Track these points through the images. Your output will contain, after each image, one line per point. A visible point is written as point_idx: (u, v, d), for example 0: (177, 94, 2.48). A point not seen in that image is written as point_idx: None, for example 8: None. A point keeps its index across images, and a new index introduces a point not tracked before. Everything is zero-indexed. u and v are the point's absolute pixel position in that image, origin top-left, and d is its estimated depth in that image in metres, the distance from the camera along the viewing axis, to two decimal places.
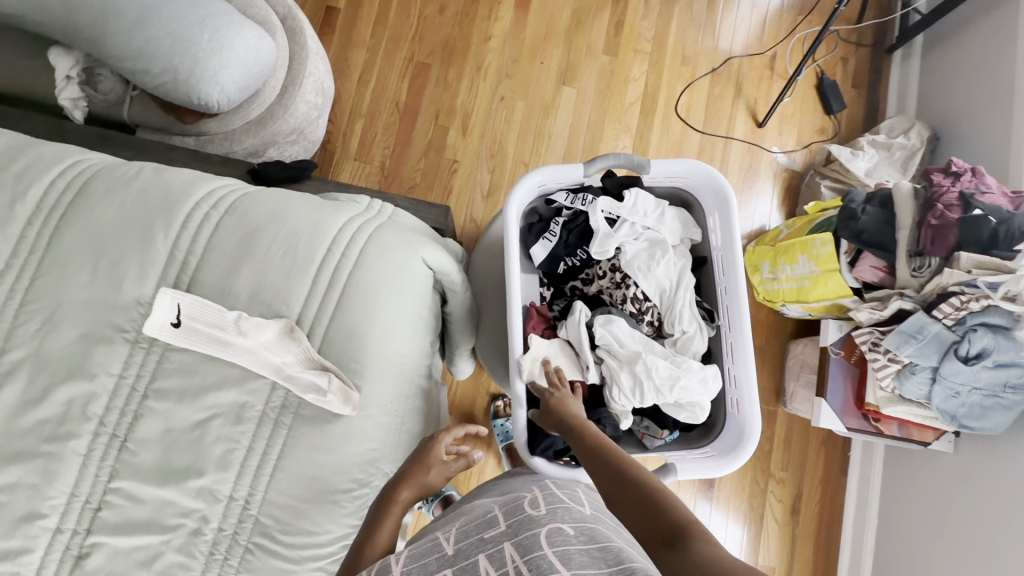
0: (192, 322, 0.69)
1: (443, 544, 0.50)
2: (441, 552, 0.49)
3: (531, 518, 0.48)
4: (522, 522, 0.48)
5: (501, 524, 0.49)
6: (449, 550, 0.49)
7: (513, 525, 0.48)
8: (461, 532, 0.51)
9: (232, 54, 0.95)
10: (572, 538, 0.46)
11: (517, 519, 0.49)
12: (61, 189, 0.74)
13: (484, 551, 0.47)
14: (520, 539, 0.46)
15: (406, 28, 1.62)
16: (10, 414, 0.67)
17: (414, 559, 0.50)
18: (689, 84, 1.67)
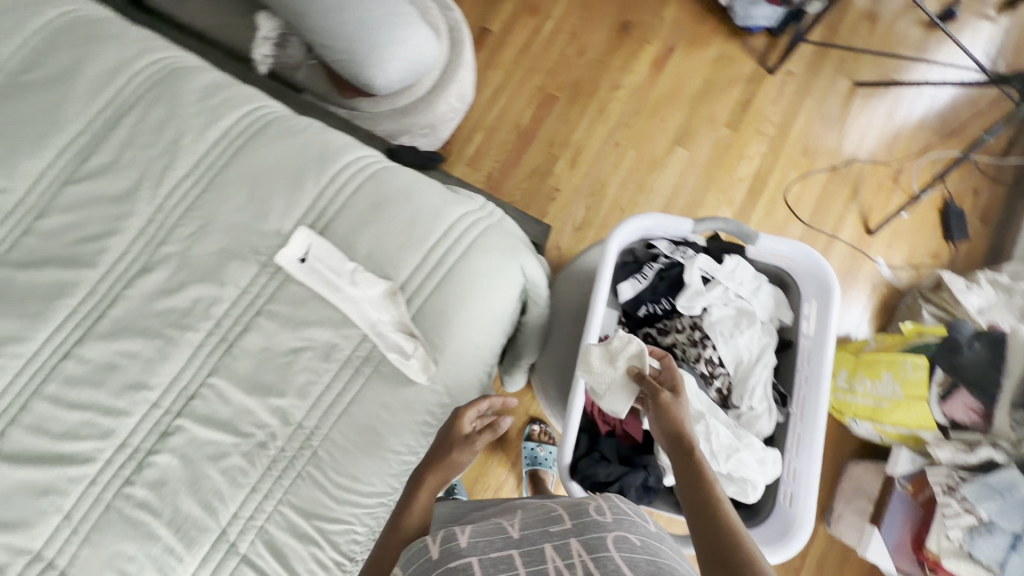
0: (315, 262, 0.78)
1: (509, 527, 0.59)
2: (508, 534, 0.57)
3: (596, 522, 0.55)
4: (588, 524, 0.55)
5: (566, 522, 0.57)
6: (516, 533, 0.57)
7: (577, 525, 0.56)
8: (527, 522, 0.59)
9: (403, 47, 1.09)
10: (636, 547, 0.52)
11: (581, 521, 0.56)
12: (245, 123, 0.85)
13: (550, 540, 0.54)
14: (587, 537, 0.53)
15: (546, 61, 1.74)
16: (149, 295, 0.78)
17: (482, 533, 0.58)
18: (804, 175, 1.66)
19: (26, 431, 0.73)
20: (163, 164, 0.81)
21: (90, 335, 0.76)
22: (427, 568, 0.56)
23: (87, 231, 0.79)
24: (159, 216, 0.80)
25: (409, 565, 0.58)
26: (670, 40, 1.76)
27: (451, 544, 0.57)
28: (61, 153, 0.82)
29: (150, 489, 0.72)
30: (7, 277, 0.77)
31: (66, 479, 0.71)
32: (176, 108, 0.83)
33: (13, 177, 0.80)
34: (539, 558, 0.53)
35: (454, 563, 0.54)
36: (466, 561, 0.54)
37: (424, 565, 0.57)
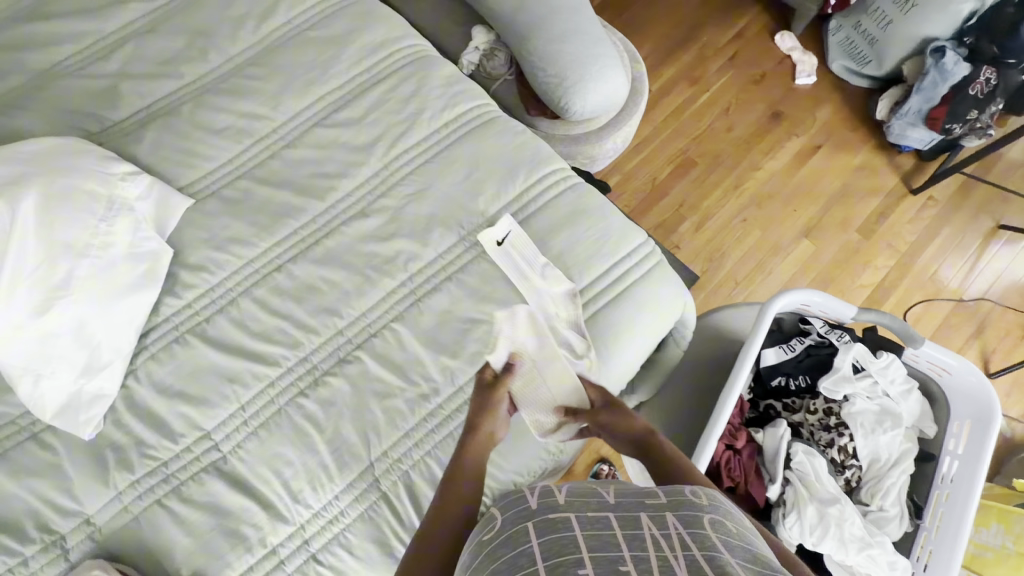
0: (511, 248, 0.85)
1: (603, 491, 0.54)
2: (603, 497, 0.52)
3: (691, 503, 0.51)
4: (684, 503, 0.51)
5: (661, 498, 0.53)
6: (611, 499, 0.52)
7: (672, 501, 0.52)
8: (621, 491, 0.54)
9: (604, 85, 1.20)
10: (733, 536, 0.48)
11: (677, 499, 0.52)
12: (474, 114, 0.96)
13: (647, 511, 0.49)
14: (682, 512, 0.49)
15: (693, 128, 1.83)
16: (360, 236, 0.86)
17: (578, 493, 0.53)
18: (928, 299, 1.64)
19: (229, 322, 0.81)
20: (401, 131, 0.92)
21: (302, 256, 0.85)
22: (520, 515, 0.51)
23: (324, 169, 0.90)
24: (385, 173, 0.91)
25: (505, 512, 0.53)
26: (818, 139, 1.82)
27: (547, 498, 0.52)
28: (319, 100, 0.95)
29: (319, 405, 0.77)
30: (250, 189, 0.89)
31: (252, 374, 0.78)
32: (423, 89, 0.96)
33: (278, 110, 0.93)
34: (636, 525, 0.48)
35: (549, 513, 0.49)
36: (563, 514, 0.49)
37: (516, 512, 0.52)
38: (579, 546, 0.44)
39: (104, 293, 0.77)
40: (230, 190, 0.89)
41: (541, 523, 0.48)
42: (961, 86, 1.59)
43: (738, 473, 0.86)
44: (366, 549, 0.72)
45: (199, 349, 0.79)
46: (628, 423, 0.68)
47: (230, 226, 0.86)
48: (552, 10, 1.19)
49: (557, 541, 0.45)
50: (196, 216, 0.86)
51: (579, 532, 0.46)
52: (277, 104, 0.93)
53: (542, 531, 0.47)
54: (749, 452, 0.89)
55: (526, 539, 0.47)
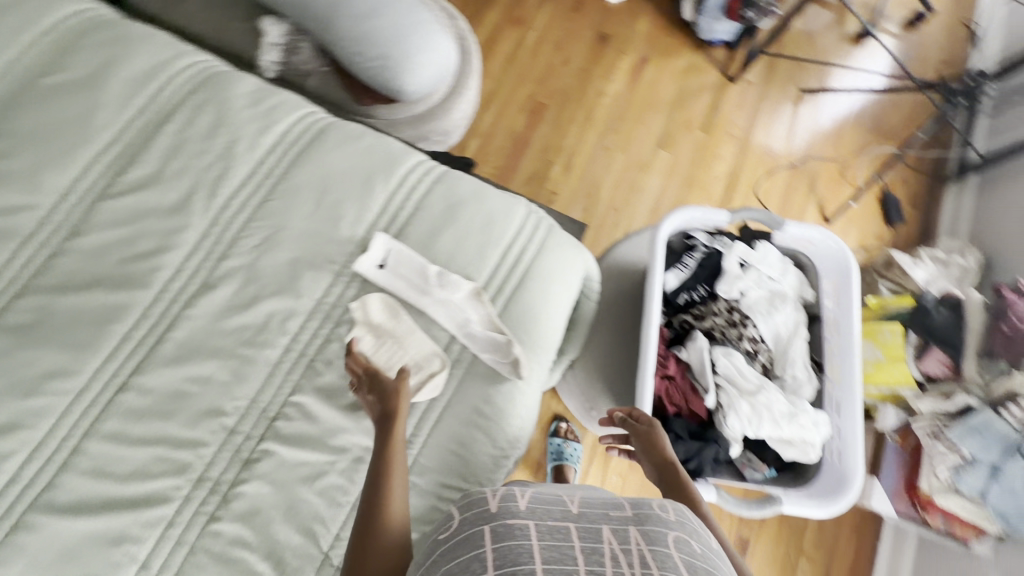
0: (396, 267, 0.76)
1: (570, 501, 0.57)
2: (568, 506, 0.55)
3: (657, 517, 0.55)
4: (649, 518, 0.54)
5: (627, 510, 0.56)
6: (574, 508, 0.55)
7: (638, 515, 0.55)
8: (586, 499, 0.57)
9: (431, 53, 1.09)
10: (694, 557, 0.51)
11: (643, 513, 0.55)
12: (299, 128, 0.82)
13: (609, 523, 0.53)
14: (646, 529, 0.52)
15: (531, 70, 1.80)
16: (215, 313, 0.72)
17: (541, 501, 0.56)
18: (769, 172, 1.85)
19: (83, 475, 0.64)
20: (216, 174, 0.76)
21: (150, 362, 0.69)
22: (477, 519, 0.53)
23: (136, 249, 0.73)
24: (216, 229, 0.75)
25: (464, 514, 0.56)
26: (644, 51, 1.89)
27: (507, 503, 0.54)
28: (95, 166, 0.75)
29: (243, 519, 0.66)
30: (44, 305, 0.69)
31: (141, 522, 0.64)
32: (225, 116, 0.79)
33: (44, 195, 0.72)
34: (596, 536, 0.51)
35: (508, 518, 0.52)
36: (523, 523, 0.51)
37: (474, 514, 0.55)
38: (534, 558, 0.48)
39: None
40: (15, 316, 0.68)
41: (500, 530, 0.51)
42: None
43: (676, 395, 0.94)
44: None
45: (54, 523, 0.62)
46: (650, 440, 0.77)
47: (34, 360, 0.67)
48: None
49: (511, 552, 0.48)
50: None
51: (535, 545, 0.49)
52: (37, 188, 0.72)
53: (498, 538, 0.50)
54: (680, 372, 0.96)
55: (483, 543, 0.50)
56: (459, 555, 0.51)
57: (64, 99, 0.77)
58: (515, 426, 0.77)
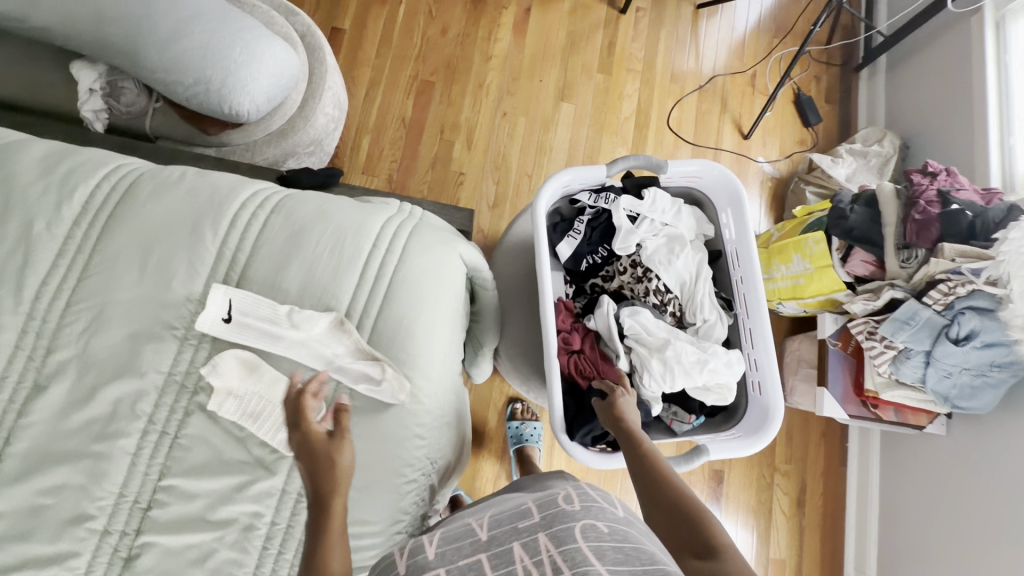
0: (242, 317, 0.70)
1: (478, 528, 0.57)
2: (476, 537, 0.55)
3: (564, 512, 0.55)
4: (555, 514, 0.54)
5: (535, 516, 0.56)
6: (483, 535, 0.56)
7: (547, 518, 0.55)
8: (496, 519, 0.58)
9: (263, 64, 0.98)
10: (605, 535, 0.52)
11: (550, 512, 0.55)
12: (105, 190, 0.74)
13: (517, 538, 0.53)
14: (553, 530, 0.52)
15: (410, 47, 1.68)
16: (57, 414, 0.67)
17: (450, 540, 0.56)
18: (679, 99, 1.78)
19: None
20: (19, 264, 0.69)
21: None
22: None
23: None
24: (34, 324, 0.68)
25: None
26: (525, 1, 1.77)
27: (418, 556, 0.54)
28: None
29: None
30: None
31: None
32: (16, 196, 0.71)
33: None
34: (508, 559, 0.51)
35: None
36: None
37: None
38: None
39: None
40: None
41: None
42: None
43: (587, 366, 0.91)
44: None
45: None
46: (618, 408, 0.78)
47: None
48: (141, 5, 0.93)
49: None
50: None
51: None
52: None
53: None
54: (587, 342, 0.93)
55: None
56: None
57: None
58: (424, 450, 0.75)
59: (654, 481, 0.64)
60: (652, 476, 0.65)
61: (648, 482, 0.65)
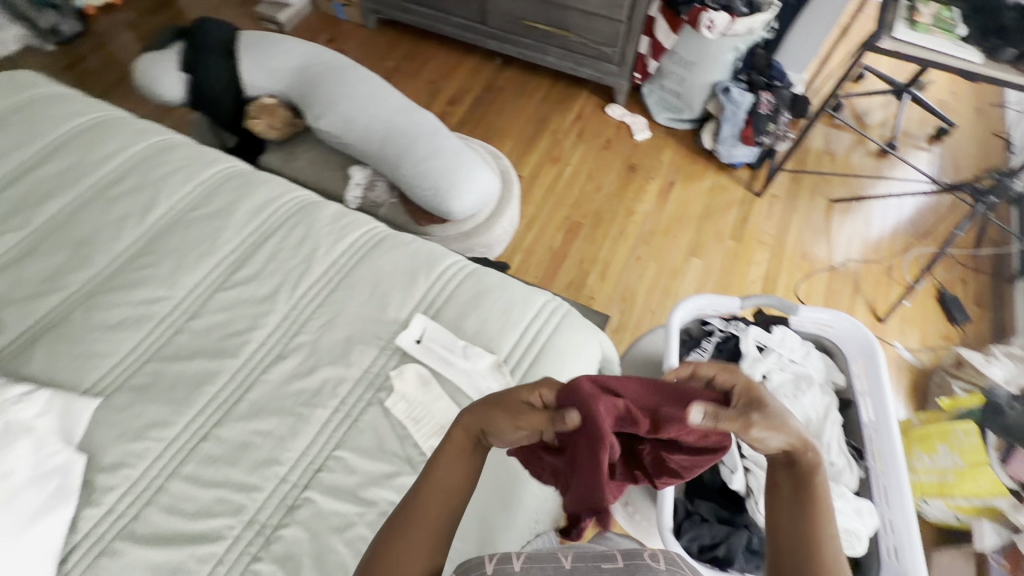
0: (430, 341, 0.91)
1: (562, 555, 0.54)
2: (558, 563, 0.52)
3: (648, 566, 0.51)
4: (639, 566, 0.51)
5: (617, 560, 0.52)
6: (567, 563, 0.53)
7: (629, 564, 0.51)
8: (580, 552, 0.55)
9: (475, 184, 1.37)
10: None
11: (633, 561, 0.51)
12: (363, 239, 1.06)
13: (601, 574, 0.50)
14: None
15: (569, 196, 2.08)
16: (282, 379, 0.88)
17: (536, 559, 0.54)
18: (808, 275, 1.88)
19: (161, 511, 0.77)
20: (300, 272, 0.99)
21: (228, 417, 0.85)
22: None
23: (231, 328, 0.93)
24: (294, 313, 0.95)
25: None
26: (670, 176, 2.13)
27: (502, 564, 0.52)
28: (216, 269, 1.00)
29: (278, 566, 0.73)
30: (158, 370, 0.89)
31: (195, 559, 0.73)
32: (311, 231, 1.05)
33: (178, 288, 0.97)
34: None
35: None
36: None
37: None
38: None
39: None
40: (137, 378, 0.88)
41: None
42: (753, 109, 1.97)
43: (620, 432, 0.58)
44: None
45: (135, 551, 0.74)
46: (777, 424, 0.53)
47: (144, 412, 0.84)
48: (413, 138, 1.39)
49: None
50: (102, 414, 0.84)
51: None
52: (175, 284, 0.97)
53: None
54: (597, 410, 0.54)
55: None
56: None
57: (201, 222, 1.05)
58: (538, 501, 0.85)
59: (814, 563, 0.49)
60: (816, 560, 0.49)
61: (804, 560, 0.50)
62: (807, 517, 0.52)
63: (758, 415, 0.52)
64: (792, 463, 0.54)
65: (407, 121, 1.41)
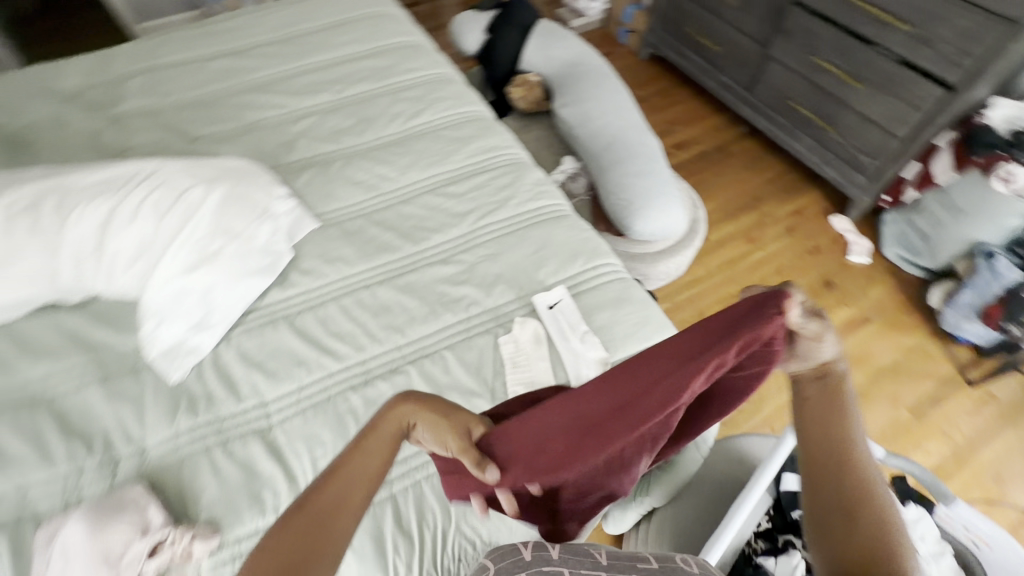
0: (560, 313, 0.98)
1: (597, 552, 0.63)
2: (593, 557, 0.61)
3: (681, 568, 0.61)
4: (672, 566, 0.61)
5: (652, 562, 0.62)
6: (602, 559, 0.62)
7: (662, 566, 0.61)
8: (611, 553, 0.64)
9: (663, 215, 1.41)
10: None
11: (666, 564, 0.61)
12: (550, 209, 1.17)
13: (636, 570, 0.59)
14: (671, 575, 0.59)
15: (744, 278, 1.97)
16: (436, 277, 1.03)
17: (569, 552, 0.64)
18: (989, 501, 1.51)
19: (315, 318, 0.97)
20: (490, 208, 1.14)
21: (387, 282, 1.03)
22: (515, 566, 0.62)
23: (423, 223, 1.12)
24: (470, 234, 1.10)
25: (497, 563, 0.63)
26: (868, 313, 1.88)
27: (539, 553, 0.63)
28: (435, 176, 1.21)
29: (363, 403, 0.87)
30: (363, 225, 1.11)
31: (318, 362, 0.92)
32: (515, 183, 1.20)
33: (404, 178, 1.20)
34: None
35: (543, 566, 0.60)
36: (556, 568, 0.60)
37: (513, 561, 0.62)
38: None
39: (233, 268, 0.96)
40: (348, 223, 1.12)
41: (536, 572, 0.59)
42: (1016, 289, 1.63)
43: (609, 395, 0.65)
44: (363, 541, 0.75)
45: (288, 333, 0.95)
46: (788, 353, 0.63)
47: (341, 248, 1.07)
48: (631, 154, 1.48)
49: None
50: (317, 235, 1.09)
51: None
52: (404, 174, 1.20)
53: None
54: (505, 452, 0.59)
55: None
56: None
57: (443, 140, 1.27)
58: None
59: (846, 474, 0.56)
60: (837, 477, 0.56)
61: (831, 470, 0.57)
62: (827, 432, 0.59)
63: (815, 328, 0.60)
64: (825, 377, 0.62)
65: (634, 138, 1.51)
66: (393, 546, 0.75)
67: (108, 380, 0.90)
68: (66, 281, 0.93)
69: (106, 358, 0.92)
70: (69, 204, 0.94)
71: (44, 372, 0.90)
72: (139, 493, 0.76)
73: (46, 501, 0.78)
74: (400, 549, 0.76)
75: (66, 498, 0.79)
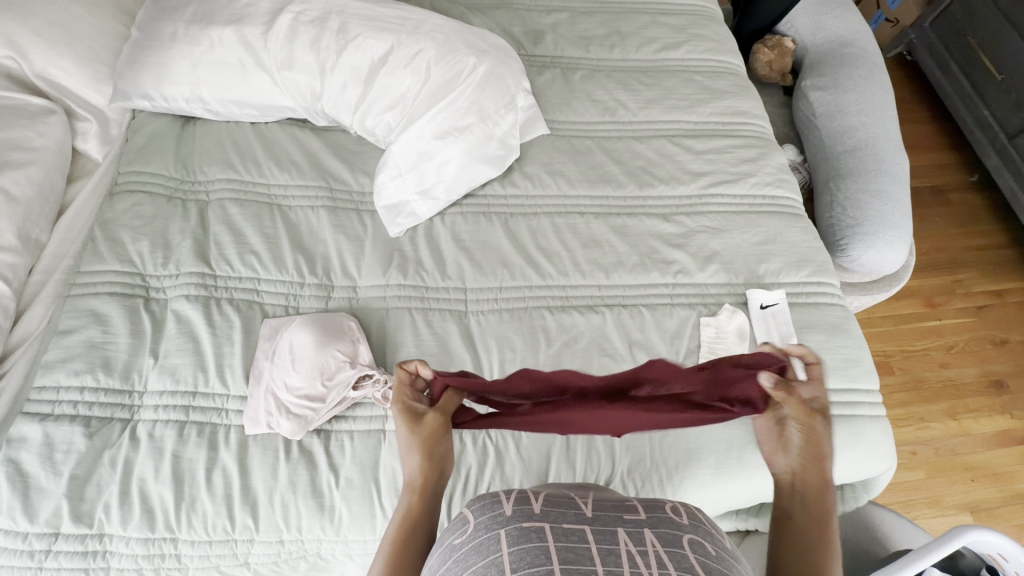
0: (771, 317, 0.91)
1: (583, 504, 0.47)
2: (581, 510, 0.46)
3: (670, 519, 0.46)
4: (661, 519, 0.46)
5: (638, 512, 0.47)
6: (589, 511, 0.46)
7: (651, 518, 0.46)
8: (596, 501, 0.48)
9: (889, 250, 1.22)
10: None
11: (658, 519, 0.46)
12: (788, 202, 1.05)
13: (625, 525, 0.44)
14: None
15: (904, 340, 1.63)
16: (651, 232, 0.98)
17: (560, 504, 0.47)
18: None
19: (526, 227, 0.96)
20: (726, 180, 1.04)
21: (602, 218, 0.98)
22: (492, 523, 0.44)
23: (651, 169, 1.04)
24: (696, 198, 1.02)
25: (476, 530, 0.45)
26: None
27: (524, 507, 0.46)
28: (677, 122, 1.10)
29: (556, 327, 0.88)
30: (591, 148, 1.05)
31: (522, 270, 0.91)
32: (759, 161, 1.07)
33: (645, 112, 1.10)
34: (612, 539, 0.42)
35: (523, 522, 0.43)
36: (537, 524, 0.43)
37: (488, 517, 0.45)
38: None
39: (473, 149, 0.94)
40: (576, 139, 1.06)
41: (515, 532, 0.42)
42: None
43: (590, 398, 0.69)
44: (531, 452, 0.79)
45: (499, 232, 0.95)
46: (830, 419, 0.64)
47: (565, 164, 1.02)
48: (879, 169, 1.28)
49: (527, 553, 0.40)
50: (545, 142, 1.04)
51: (551, 545, 0.41)
52: (646, 108, 1.10)
53: (516, 541, 0.42)
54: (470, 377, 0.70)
55: (497, 547, 0.42)
56: (473, 566, 0.42)
57: (695, 85, 1.14)
58: (731, 501, 0.83)
59: (823, 532, 0.56)
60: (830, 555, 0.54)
61: (810, 528, 0.56)
62: (826, 498, 0.59)
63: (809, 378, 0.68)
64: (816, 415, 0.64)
65: (886, 152, 1.30)
66: (555, 470, 0.79)
67: (335, 212, 0.94)
68: (323, 105, 0.96)
69: (336, 190, 0.96)
70: (349, 29, 0.92)
71: (285, 182, 0.95)
72: (354, 326, 0.82)
73: (271, 301, 0.86)
74: (561, 476, 0.79)
75: (286, 305, 0.86)
